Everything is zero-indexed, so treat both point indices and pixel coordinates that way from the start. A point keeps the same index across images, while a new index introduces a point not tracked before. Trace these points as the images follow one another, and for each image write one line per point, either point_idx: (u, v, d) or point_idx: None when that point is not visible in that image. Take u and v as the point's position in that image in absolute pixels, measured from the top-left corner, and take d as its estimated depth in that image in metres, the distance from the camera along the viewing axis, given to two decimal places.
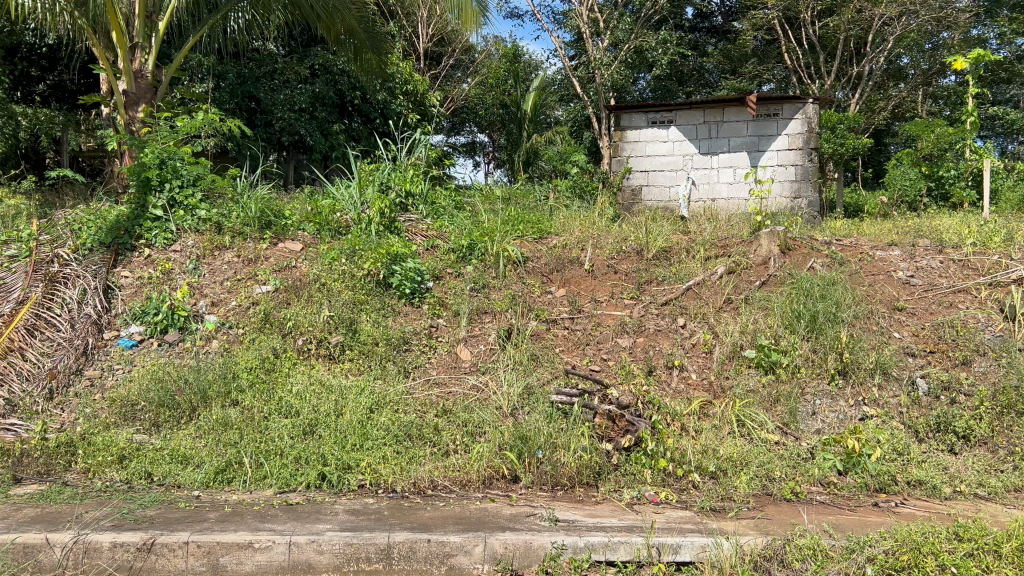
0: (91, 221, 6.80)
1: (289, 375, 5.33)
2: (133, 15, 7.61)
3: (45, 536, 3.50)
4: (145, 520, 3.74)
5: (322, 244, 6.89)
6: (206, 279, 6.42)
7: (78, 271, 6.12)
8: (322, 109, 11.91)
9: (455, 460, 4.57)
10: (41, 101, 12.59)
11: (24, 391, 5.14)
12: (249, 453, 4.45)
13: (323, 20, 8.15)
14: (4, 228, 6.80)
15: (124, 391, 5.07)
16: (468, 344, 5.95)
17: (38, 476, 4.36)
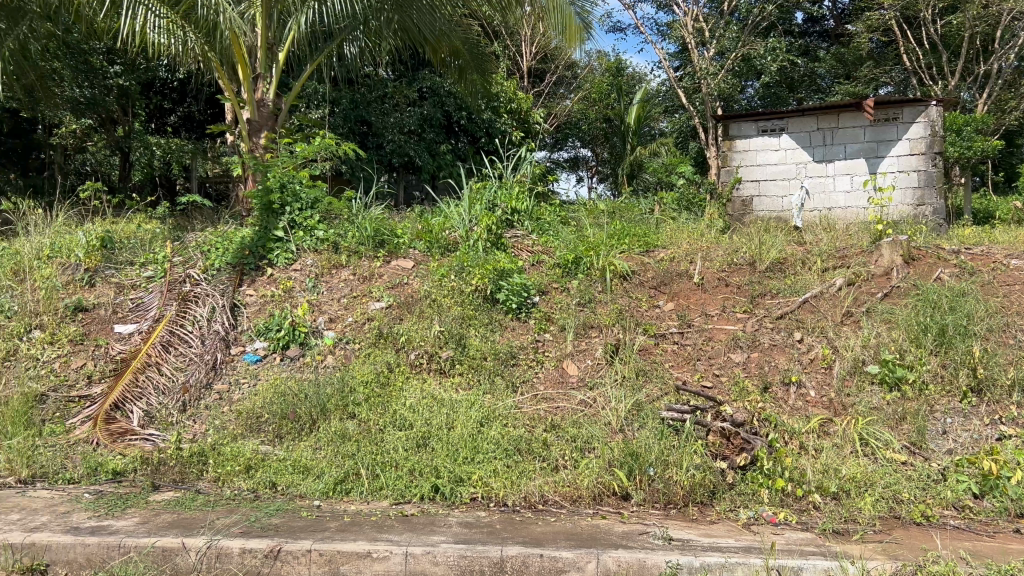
0: (218, 242, 7.19)
1: (403, 389, 5.47)
2: (256, 46, 8.09)
3: (181, 541, 3.67)
4: (272, 528, 3.90)
5: (433, 261, 7.06)
6: (325, 296, 6.68)
7: (208, 290, 6.49)
8: (429, 131, 12.23)
9: (565, 475, 4.55)
10: (172, 131, 13.49)
11: (161, 403, 5.48)
12: (365, 464, 4.60)
13: (431, 44, 8.37)
14: (142, 251, 7.30)
15: (250, 404, 5.33)
16: (576, 359, 5.95)
17: (174, 483, 4.61)
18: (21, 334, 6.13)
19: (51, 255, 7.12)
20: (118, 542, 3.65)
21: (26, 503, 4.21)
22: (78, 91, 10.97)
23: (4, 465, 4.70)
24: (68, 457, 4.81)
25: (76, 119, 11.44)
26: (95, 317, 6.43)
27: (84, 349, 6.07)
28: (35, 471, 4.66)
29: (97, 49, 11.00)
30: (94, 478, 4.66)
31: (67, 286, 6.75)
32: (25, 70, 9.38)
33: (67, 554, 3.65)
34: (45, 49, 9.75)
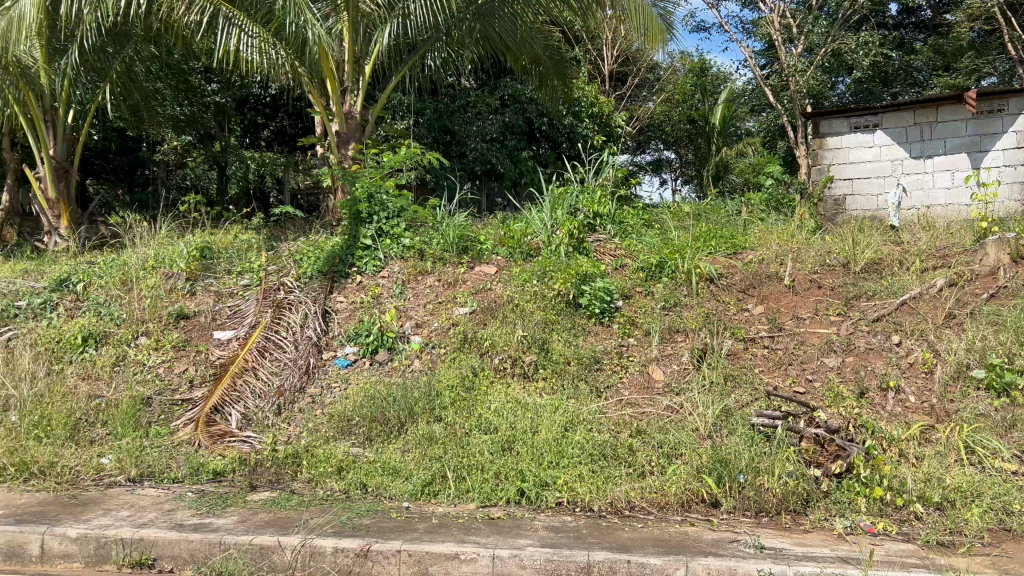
0: (309, 251, 7.42)
1: (488, 393, 5.52)
2: (343, 61, 8.32)
3: (277, 539, 3.79)
4: (363, 528, 4.00)
5: (516, 267, 7.09)
6: (411, 302, 6.80)
7: (300, 297, 6.71)
8: (511, 138, 12.30)
9: (652, 481, 4.49)
10: (266, 146, 13.97)
11: (257, 406, 5.69)
12: (452, 467, 4.65)
13: (513, 51, 8.44)
14: (238, 261, 7.60)
15: (341, 408, 5.47)
16: (661, 364, 5.87)
17: (270, 483, 4.77)
18: (129, 341, 6.46)
19: (155, 266, 7.50)
20: (219, 539, 3.80)
21: (135, 500, 4.44)
22: (178, 109, 11.58)
23: (114, 464, 4.93)
24: (172, 457, 5.03)
25: (178, 137, 12.03)
26: (196, 323, 6.73)
27: (187, 354, 6.35)
28: (143, 470, 4.89)
29: (195, 69, 11.66)
30: (197, 477, 4.86)
31: (170, 294, 7.09)
32: (131, 91, 9.93)
33: (172, 550, 3.82)
34: (149, 71, 10.30)
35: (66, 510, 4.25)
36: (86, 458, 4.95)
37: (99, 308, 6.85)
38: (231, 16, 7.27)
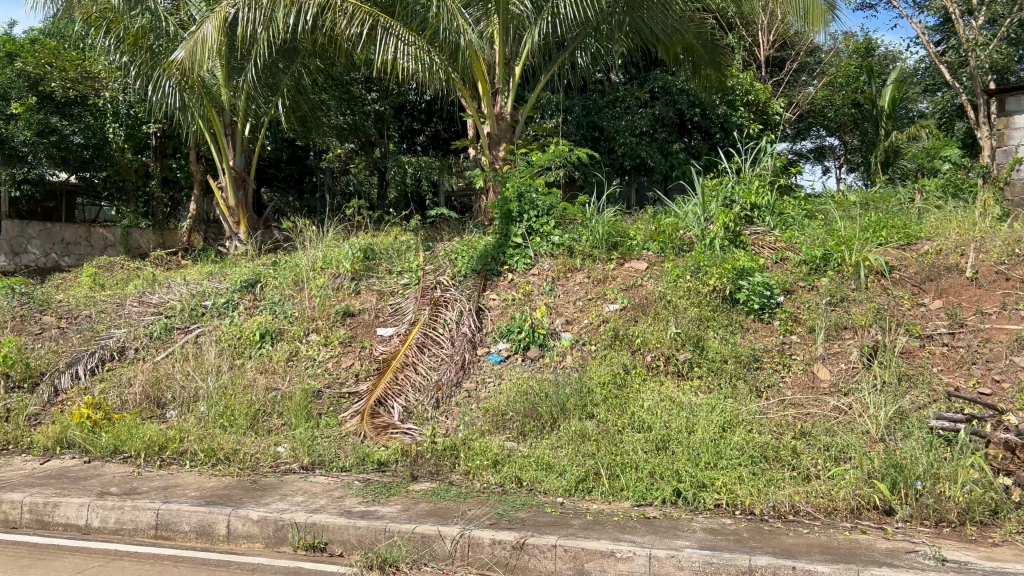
0: (464, 250, 7.63)
1: (641, 391, 5.46)
2: (494, 63, 8.48)
3: (438, 529, 3.92)
4: (519, 521, 4.06)
5: (668, 262, 6.96)
6: (562, 299, 6.84)
7: (455, 295, 6.93)
8: (662, 131, 12.04)
9: (819, 486, 4.27)
10: (422, 151, 14.39)
11: (417, 400, 5.92)
12: (606, 464, 4.62)
13: (664, 42, 8.34)
14: (398, 260, 7.93)
15: (496, 402, 5.59)
16: (827, 362, 5.58)
17: (431, 474, 4.94)
18: (301, 337, 6.90)
19: (323, 267, 7.97)
20: (384, 527, 3.98)
21: (308, 487, 4.74)
22: (342, 118, 12.39)
23: (289, 453, 5.25)
24: (341, 447, 5.33)
25: (342, 145, 12.82)
26: (360, 321, 7.09)
27: (352, 349, 6.70)
28: (315, 459, 5.18)
29: (356, 80, 12.36)
30: (363, 467, 5.11)
31: (337, 293, 7.50)
32: (299, 103, 10.60)
33: (343, 534, 4.04)
34: (315, 84, 10.95)
35: (248, 493, 4.60)
36: (265, 447, 5.32)
37: (274, 307, 7.36)
38: (388, 26, 7.60)
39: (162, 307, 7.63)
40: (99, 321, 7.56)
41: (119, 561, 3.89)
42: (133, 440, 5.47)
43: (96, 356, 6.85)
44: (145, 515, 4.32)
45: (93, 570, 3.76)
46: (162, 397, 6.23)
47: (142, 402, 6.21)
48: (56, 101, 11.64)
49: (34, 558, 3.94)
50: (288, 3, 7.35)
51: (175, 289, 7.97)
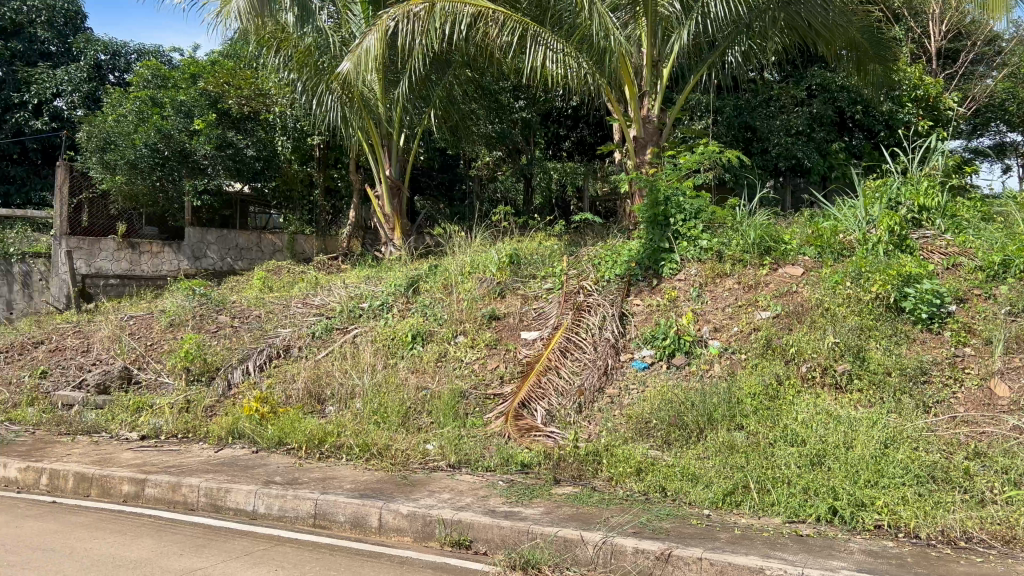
0: (609, 255, 7.60)
1: (794, 403, 5.23)
2: (642, 66, 8.41)
3: (580, 534, 3.92)
4: (663, 532, 3.99)
5: (825, 268, 6.63)
6: (710, 306, 6.66)
7: (599, 300, 6.92)
8: (820, 130, 11.47)
9: (995, 512, 3.92)
10: (567, 156, 14.41)
11: (560, 403, 5.95)
12: (755, 478, 4.44)
13: (824, 38, 7.96)
14: (544, 265, 8.02)
15: (640, 409, 5.53)
16: (1005, 378, 5.13)
17: (573, 478, 4.94)
18: (450, 339, 7.10)
19: (470, 271, 8.18)
20: (527, 528, 4.03)
21: (455, 485, 4.87)
22: (491, 127, 12.75)
23: (437, 451, 5.41)
24: (486, 447, 5.45)
25: (489, 152, 13.17)
26: (505, 324, 7.22)
27: (498, 352, 6.83)
28: (461, 458, 5.32)
29: (505, 89, 12.65)
30: (507, 467, 5.19)
31: (484, 297, 7.66)
32: (452, 113, 10.95)
33: (487, 533, 4.12)
34: (466, 94, 11.28)
35: (399, 488, 4.79)
36: (415, 444, 5.50)
37: (425, 309, 7.62)
38: (538, 34, 7.70)
39: (323, 309, 8.10)
40: (267, 321, 8.11)
41: (282, 546, 4.15)
42: (296, 432, 5.82)
43: (264, 354, 7.35)
44: (305, 504, 4.59)
45: (259, 553, 4.04)
46: (322, 393, 6.59)
47: (304, 397, 6.59)
48: (232, 117, 12.78)
49: (209, 539, 4.27)
50: (443, 14, 7.59)
51: (335, 292, 8.43)
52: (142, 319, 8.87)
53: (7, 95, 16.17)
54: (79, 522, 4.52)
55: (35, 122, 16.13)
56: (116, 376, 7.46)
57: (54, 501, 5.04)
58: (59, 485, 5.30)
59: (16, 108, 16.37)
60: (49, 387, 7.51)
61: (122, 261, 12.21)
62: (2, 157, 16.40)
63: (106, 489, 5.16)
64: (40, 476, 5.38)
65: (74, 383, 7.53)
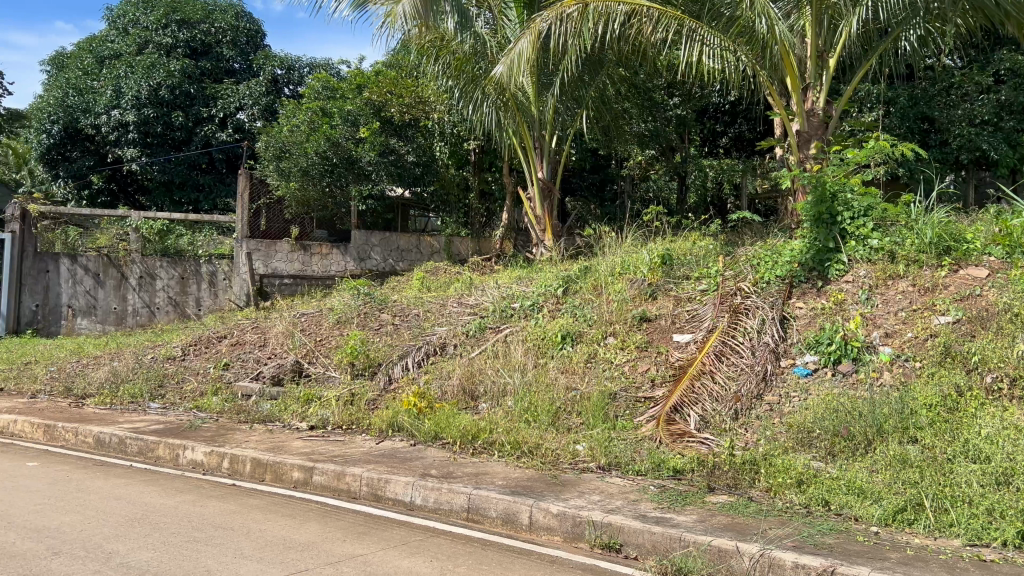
0: (768, 256, 7.28)
1: (976, 416, 4.80)
2: (806, 57, 8.01)
3: (736, 544, 3.78)
4: (826, 547, 3.77)
5: (1014, 269, 6.06)
6: (880, 310, 6.23)
7: (758, 303, 6.67)
8: (1009, 118, 10.47)
9: None
10: (724, 153, 14.06)
11: (715, 409, 5.78)
12: (931, 496, 4.11)
13: (1014, 18, 7.25)
14: (699, 266, 7.83)
15: (802, 418, 5.27)
16: None
17: (728, 487, 4.76)
18: (600, 340, 7.06)
19: (622, 272, 8.10)
20: (680, 535, 3.93)
21: (605, 487, 4.83)
22: (644, 125, 12.66)
23: (587, 452, 5.40)
24: (637, 450, 5.37)
25: (642, 151, 13.03)
26: (657, 326, 7.09)
27: (649, 354, 6.73)
28: (611, 460, 5.26)
29: (659, 86, 12.48)
30: (659, 472, 5.08)
31: (635, 298, 7.57)
32: (604, 113, 10.93)
33: (637, 538, 4.06)
34: (619, 93, 11.20)
35: (550, 487, 4.82)
36: (565, 444, 5.52)
37: (575, 310, 7.63)
38: (695, 29, 7.48)
39: (477, 309, 8.30)
40: (426, 320, 8.40)
41: (437, 538, 4.28)
42: (451, 428, 5.99)
43: (422, 351, 7.62)
44: (459, 498, 4.71)
45: (415, 543, 4.18)
46: (476, 390, 6.75)
47: (459, 393, 6.77)
48: (395, 125, 13.28)
49: (369, 526, 4.48)
50: (597, 13, 7.54)
51: (488, 292, 8.62)
52: (311, 316, 9.43)
53: (198, 110, 17.77)
54: (255, 504, 4.87)
55: (221, 134, 17.71)
56: (289, 369, 8.01)
57: (234, 484, 5.46)
58: (238, 469, 5.74)
59: (205, 122, 17.96)
60: (231, 377, 8.17)
61: (295, 262, 13.01)
62: (194, 167, 17.94)
63: (278, 475, 5.53)
64: (222, 460, 5.84)
65: (253, 374, 8.14)
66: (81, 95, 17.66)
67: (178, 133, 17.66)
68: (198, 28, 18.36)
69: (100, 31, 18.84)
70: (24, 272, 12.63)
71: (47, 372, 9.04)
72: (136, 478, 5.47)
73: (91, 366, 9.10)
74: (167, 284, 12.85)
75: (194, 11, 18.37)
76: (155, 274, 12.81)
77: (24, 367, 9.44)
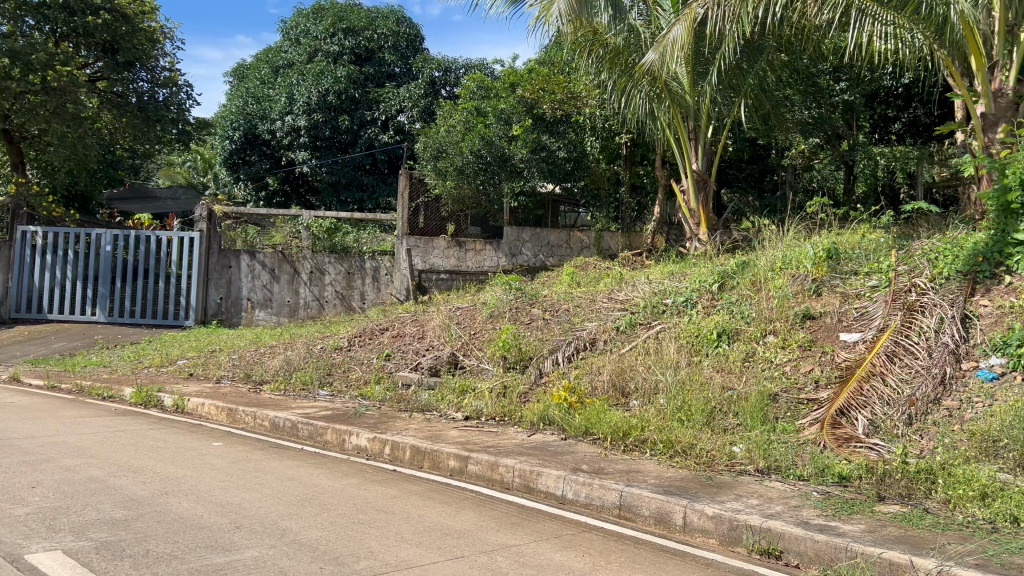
0: (948, 249, 6.74)
1: None
2: (993, 33, 7.34)
3: (910, 558, 3.53)
4: (1015, 567, 3.44)
5: None
6: None
7: (935, 300, 6.20)
8: None
9: None
10: (897, 139, 13.21)
11: (886, 413, 5.44)
12: None
13: None
14: (868, 261, 7.39)
15: (986, 426, 4.84)
16: None
17: (900, 497, 4.45)
18: (758, 338, 6.80)
19: (783, 267, 7.80)
20: (846, 545, 3.72)
21: (764, 491, 4.65)
22: (807, 112, 12.04)
23: (744, 454, 5.20)
24: (798, 454, 5.14)
25: (805, 139, 12.44)
26: (822, 324, 6.75)
27: (813, 354, 6.41)
28: (771, 464, 5.05)
29: (824, 71, 11.84)
30: (822, 478, 4.83)
31: (797, 295, 7.24)
32: (763, 101, 10.53)
33: (799, 545, 3.87)
34: (780, 80, 10.74)
35: (704, 488, 4.69)
36: (721, 445, 5.35)
37: (731, 306, 7.37)
38: (865, 8, 7.00)
39: (628, 304, 8.23)
40: (575, 314, 8.42)
41: (589, 533, 4.27)
42: (602, 424, 5.96)
43: (573, 346, 7.63)
44: (611, 494, 4.68)
45: (568, 537, 4.20)
46: (627, 386, 6.67)
47: (610, 390, 6.73)
48: (547, 122, 13.45)
49: (523, 517, 4.55)
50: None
51: (639, 287, 8.53)
52: (466, 310, 9.68)
53: (362, 114, 18.70)
54: (414, 490, 5.07)
55: (383, 136, 18.58)
56: (445, 361, 8.28)
57: (395, 469, 5.70)
58: (398, 455, 5.99)
59: (368, 125, 18.87)
60: (392, 368, 8.55)
61: (451, 258, 13.39)
62: (359, 168, 18.95)
63: (435, 463, 5.72)
64: (384, 447, 6.11)
65: (412, 365, 8.47)
66: (258, 103, 19.02)
67: (344, 136, 18.67)
68: (362, 35, 19.28)
69: (276, 43, 20.25)
70: (209, 267, 13.61)
71: (230, 359, 9.82)
72: (307, 460, 5.85)
73: (267, 355, 9.80)
74: (334, 279, 13.61)
75: (359, 19, 19.28)
76: (324, 269, 13.59)
77: (210, 355, 10.29)
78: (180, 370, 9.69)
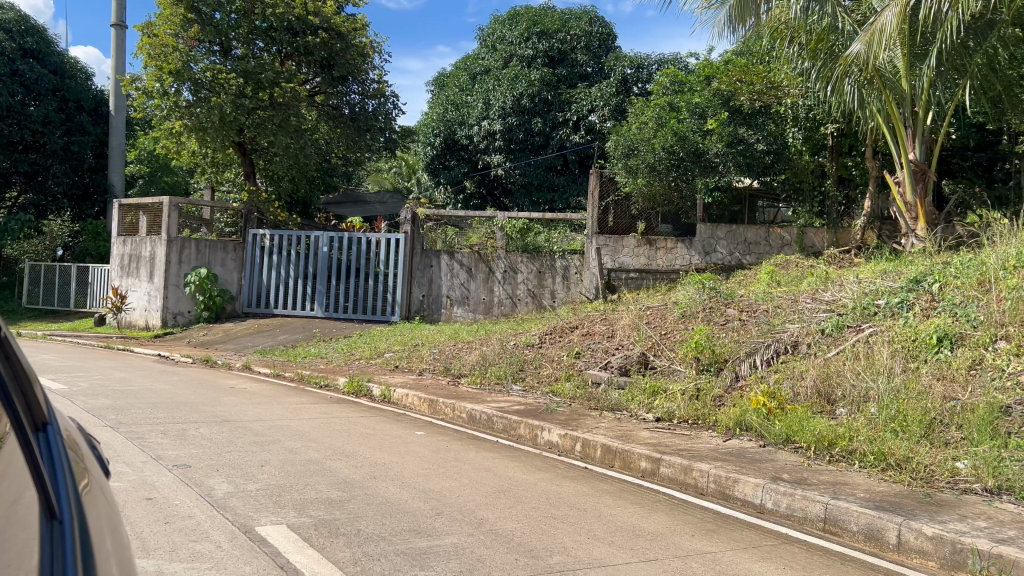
0: None
1: None
2: None
3: None
4: None
5: None
6: None
7: None
8: None
9: None
10: None
11: None
12: None
13: None
14: None
15: None
16: None
17: None
18: (988, 344, 6.16)
19: (1018, 265, 7.05)
20: None
21: (992, 513, 4.19)
22: None
23: (970, 471, 4.72)
24: None
25: None
26: None
27: None
28: (1002, 483, 4.55)
29: None
30: None
31: None
32: (992, 83, 9.57)
33: None
34: (1013, 58, 9.71)
35: (922, 506, 4.31)
36: (942, 460, 4.89)
37: (955, 308, 6.74)
38: None
39: (835, 305, 7.76)
40: (774, 315, 8.05)
41: (790, 546, 4.07)
42: (805, 432, 5.64)
43: (772, 349, 7.31)
44: (815, 506, 4.43)
45: (767, 548, 4.02)
46: (833, 394, 6.28)
47: (814, 396, 6.36)
48: (744, 114, 13.10)
49: (718, 524, 4.42)
50: None
51: (847, 287, 8.03)
52: (657, 309, 9.55)
53: (555, 116, 19.02)
54: (606, 489, 5.08)
55: (574, 137, 18.72)
56: (636, 361, 8.22)
57: (587, 467, 5.74)
58: (590, 453, 6.01)
59: (561, 126, 19.12)
60: (583, 365, 8.61)
61: (641, 256, 13.29)
62: (550, 169, 19.27)
63: (627, 463, 5.70)
64: (575, 444, 6.16)
65: (601, 364, 8.48)
66: (457, 109, 19.90)
67: (536, 138, 19.08)
68: (555, 37, 19.53)
69: (475, 50, 21.09)
70: (412, 267, 14.40)
71: (431, 353, 10.33)
72: (502, 453, 6.02)
73: (465, 350, 10.20)
74: (527, 277, 13.84)
75: (552, 22, 19.59)
76: (517, 268, 13.87)
77: (413, 348, 10.88)
78: (387, 363, 10.33)
